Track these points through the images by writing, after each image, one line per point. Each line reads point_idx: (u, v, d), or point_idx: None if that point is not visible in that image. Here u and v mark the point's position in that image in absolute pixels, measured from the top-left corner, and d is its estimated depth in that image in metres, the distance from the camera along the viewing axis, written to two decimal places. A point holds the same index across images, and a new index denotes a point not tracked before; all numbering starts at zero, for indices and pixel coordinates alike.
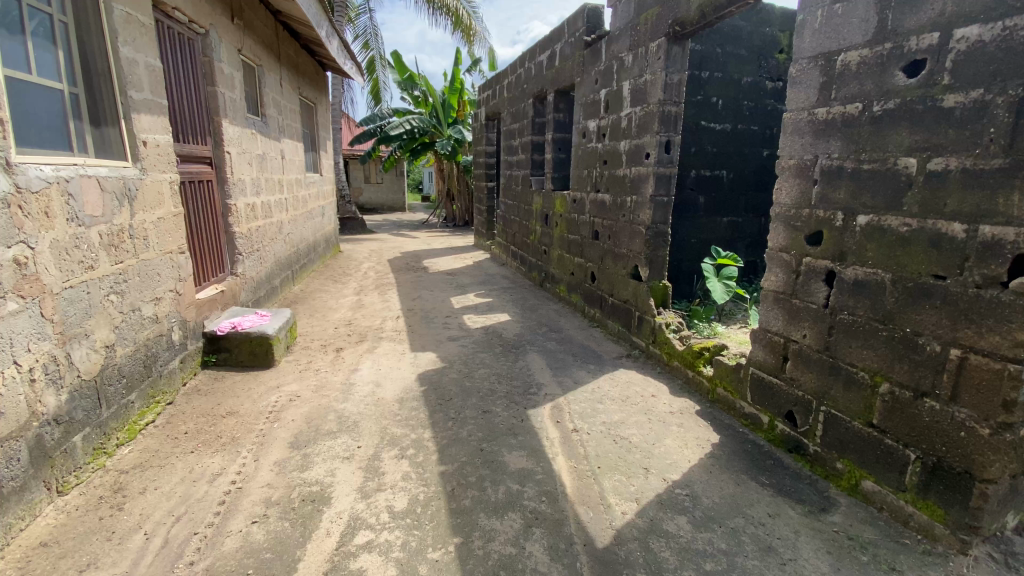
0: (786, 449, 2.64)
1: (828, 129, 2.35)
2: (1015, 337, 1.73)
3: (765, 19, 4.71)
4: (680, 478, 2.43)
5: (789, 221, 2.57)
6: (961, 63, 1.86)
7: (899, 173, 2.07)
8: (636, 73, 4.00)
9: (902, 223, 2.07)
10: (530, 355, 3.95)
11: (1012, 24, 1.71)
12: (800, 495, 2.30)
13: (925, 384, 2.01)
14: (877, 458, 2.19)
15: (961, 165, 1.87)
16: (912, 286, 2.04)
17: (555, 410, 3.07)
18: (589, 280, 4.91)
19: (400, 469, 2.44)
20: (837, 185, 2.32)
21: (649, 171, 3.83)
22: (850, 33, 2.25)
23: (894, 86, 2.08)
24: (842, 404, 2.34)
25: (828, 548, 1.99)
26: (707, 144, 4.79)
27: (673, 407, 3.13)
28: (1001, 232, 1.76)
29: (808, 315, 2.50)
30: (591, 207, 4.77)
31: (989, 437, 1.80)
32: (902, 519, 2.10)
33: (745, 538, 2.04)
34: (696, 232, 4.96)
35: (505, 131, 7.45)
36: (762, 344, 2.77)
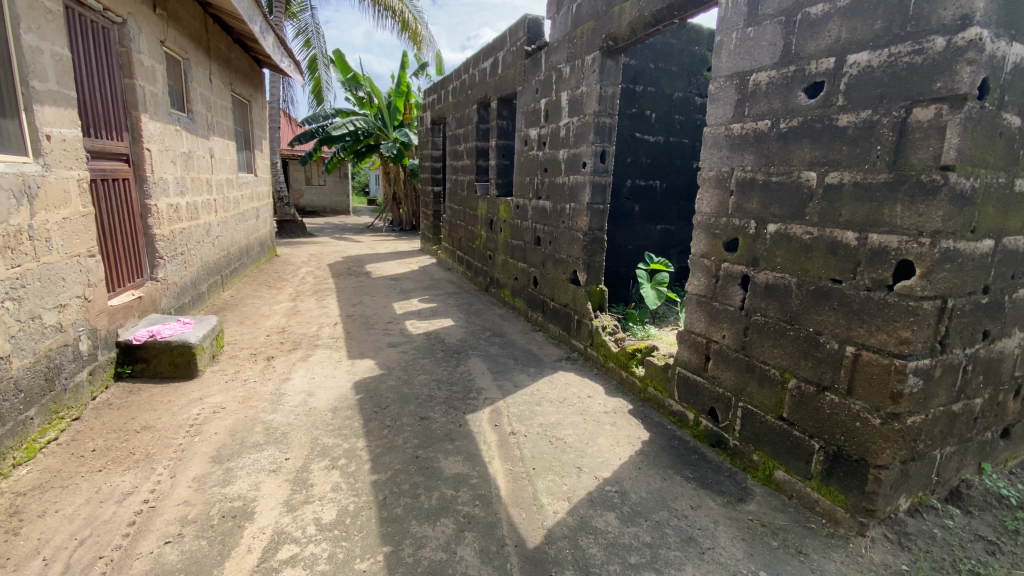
0: (709, 444, 2.79)
1: (743, 144, 2.52)
2: (900, 335, 1.92)
3: (695, 38, 4.99)
4: (611, 475, 2.51)
5: (710, 229, 2.74)
6: (854, 86, 2.05)
7: (802, 185, 2.25)
8: (574, 84, 4.12)
9: (805, 231, 2.25)
10: (471, 360, 3.95)
11: (895, 52, 1.91)
12: (720, 487, 2.44)
13: (826, 379, 2.18)
14: (787, 448, 2.36)
15: (853, 179, 2.06)
16: (814, 289, 2.21)
17: (494, 414, 3.09)
18: (531, 285, 4.99)
19: (330, 480, 2.37)
20: (750, 195, 2.49)
21: (586, 179, 3.95)
22: (760, 54, 2.43)
23: (799, 105, 2.26)
24: (757, 400, 2.51)
25: (743, 535, 2.12)
26: (641, 155, 5.00)
27: (607, 407, 3.24)
28: (886, 239, 1.96)
29: (726, 316, 2.66)
30: (533, 213, 4.85)
31: (880, 426, 1.99)
32: (809, 505, 2.27)
33: (668, 530, 2.14)
34: (632, 239, 5.16)
35: (450, 136, 7.43)
36: (687, 345, 2.92)
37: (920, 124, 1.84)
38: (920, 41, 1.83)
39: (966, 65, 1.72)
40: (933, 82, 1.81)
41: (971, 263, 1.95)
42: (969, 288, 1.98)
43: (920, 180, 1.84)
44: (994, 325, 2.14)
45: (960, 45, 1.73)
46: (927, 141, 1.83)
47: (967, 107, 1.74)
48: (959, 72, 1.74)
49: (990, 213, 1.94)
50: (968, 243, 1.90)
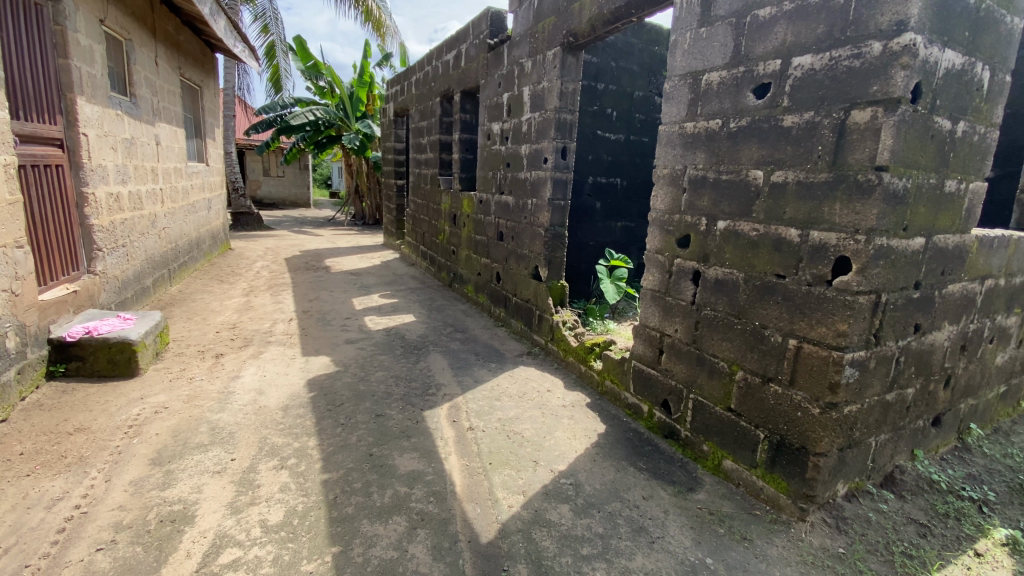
0: (662, 435, 2.86)
1: (695, 142, 2.58)
2: (838, 328, 2.01)
3: (655, 38, 5.07)
4: (566, 468, 2.53)
5: (664, 226, 2.80)
6: (798, 88, 2.12)
7: (749, 183, 2.32)
8: (535, 79, 4.11)
9: (752, 228, 2.32)
10: (432, 356, 3.91)
11: (835, 56, 1.98)
12: (671, 477, 2.50)
13: (770, 370, 2.26)
14: (734, 438, 2.44)
15: (796, 178, 2.13)
16: (760, 284, 2.29)
17: (452, 410, 3.06)
18: (494, 280, 4.98)
19: (278, 480, 2.29)
20: (701, 193, 2.55)
21: (547, 175, 3.96)
22: (712, 55, 2.49)
23: (747, 105, 2.33)
24: (706, 392, 2.58)
25: (692, 523, 2.19)
26: (603, 153, 5.06)
27: (566, 400, 3.27)
28: (826, 236, 2.04)
29: (678, 310, 2.72)
30: (495, 208, 4.84)
31: (819, 415, 2.08)
32: (755, 493, 2.35)
33: (620, 520, 2.18)
34: (593, 235, 5.21)
35: (413, 128, 7.31)
36: (642, 339, 2.98)
37: (858, 126, 1.92)
38: (859, 46, 1.91)
39: (900, 70, 1.80)
40: (870, 86, 1.88)
41: (904, 260, 2.05)
42: (902, 283, 2.09)
43: (857, 180, 1.93)
44: (924, 319, 2.27)
45: (895, 51, 1.81)
46: (864, 142, 1.91)
47: (901, 110, 1.82)
48: (893, 76, 1.82)
49: (921, 213, 2.05)
50: (900, 241, 2.00)
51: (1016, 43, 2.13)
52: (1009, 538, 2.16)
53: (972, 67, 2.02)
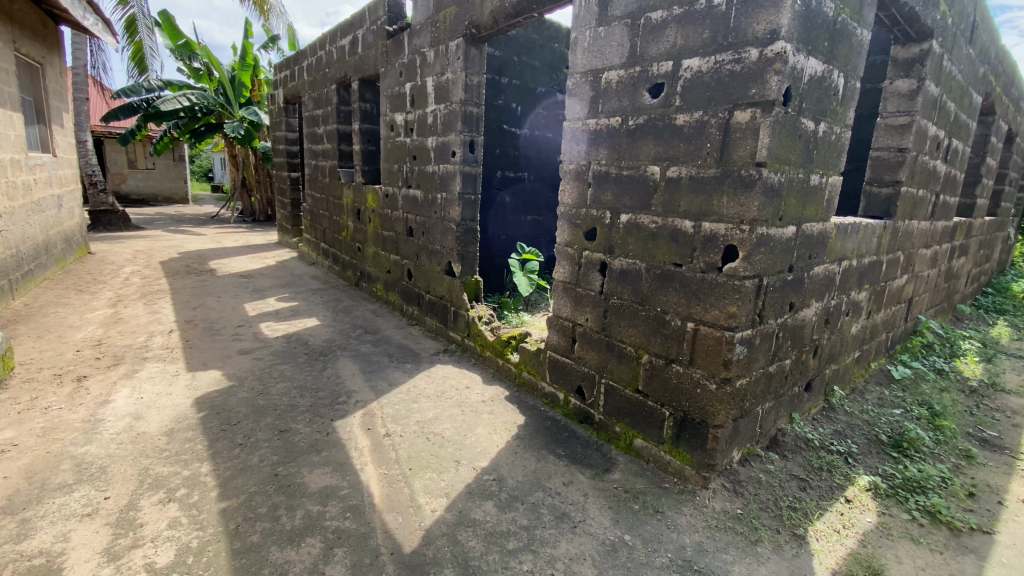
0: (578, 421, 2.96)
1: (598, 138, 2.68)
2: (729, 310, 2.19)
3: (555, 35, 5.18)
4: (488, 464, 2.53)
5: (572, 219, 2.87)
6: (688, 89, 2.27)
7: (648, 178, 2.46)
8: (438, 70, 4.01)
9: (652, 221, 2.46)
10: (340, 361, 3.69)
11: (719, 60, 2.15)
12: (588, 461, 2.60)
13: (672, 352, 2.42)
14: (643, 418, 2.59)
15: (689, 173, 2.29)
16: (660, 273, 2.44)
17: (366, 417, 2.91)
18: (404, 278, 4.82)
19: (166, 516, 2.03)
20: (605, 187, 2.66)
21: (455, 168, 3.89)
22: (610, 54, 2.59)
23: (644, 104, 2.45)
24: (617, 376, 2.71)
25: (610, 503, 2.29)
26: (509, 146, 5.08)
27: (484, 396, 3.26)
28: (716, 227, 2.21)
29: (588, 300, 2.82)
30: (402, 202, 4.67)
31: (715, 390, 2.27)
32: (664, 467, 2.52)
33: (543, 509, 2.22)
34: (504, 229, 5.24)
35: (307, 117, 6.82)
36: (556, 329, 3.05)
37: (740, 126, 2.09)
38: (739, 51, 2.08)
39: (774, 75, 1.98)
40: (749, 89, 2.06)
41: (780, 247, 2.29)
42: (779, 267, 2.33)
43: (740, 175, 2.11)
44: (797, 298, 2.57)
45: (769, 57, 1.99)
46: (746, 140, 2.08)
47: (775, 111, 2.01)
48: (768, 81, 1.99)
49: (793, 204, 2.30)
50: (777, 229, 2.23)
51: (863, 55, 2.45)
52: (869, 483, 2.53)
53: (830, 75, 2.29)
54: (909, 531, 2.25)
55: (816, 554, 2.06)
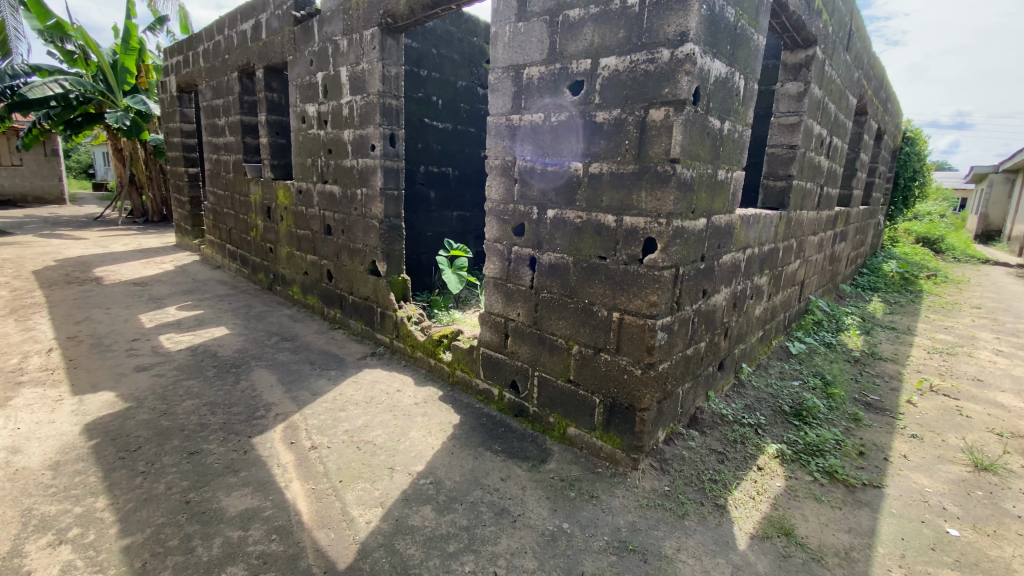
0: (513, 415, 2.98)
1: (522, 134, 2.69)
2: (650, 299, 2.30)
3: (473, 29, 5.13)
4: (424, 467, 2.47)
5: (499, 215, 2.87)
6: (606, 86, 2.34)
7: (572, 174, 2.51)
8: (353, 60, 3.82)
9: (577, 216, 2.51)
10: (256, 372, 3.43)
11: (634, 59, 2.23)
12: (525, 454, 2.62)
13: (600, 341, 2.50)
14: (575, 407, 2.66)
15: (609, 169, 2.36)
16: (586, 266, 2.50)
17: (289, 430, 2.73)
18: (325, 279, 4.57)
19: (54, 562, 1.77)
20: (531, 183, 2.68)
21: (376, 163, 3.74)
22: (530, 50, 2.61)
23: (565, 100, 2.49)
24: (549, 368, 2.75)
25: (547, 494, 2.33)
26: (432, 141, 4.98)
27: (417, 398, 3.18)
28: (637, 221, 2.30)
29: (519, 295, 2.84)
30: (319, 199, 4.42)
31: (641, 375, 2.37)
32: (596, 453, 2.60)
33: (482, 507, 2.21)
34: (430, 226, 5.14)
35: (206, 108, 6.24)
36: (488, 325, 3.04)
37: (655, 123, 2.19)
38: (652, 51, 2.17)
39: (684, 75, 2.09)
40: (663, 88, 2.16)
41: (694, 237, 2.44)
42: (693, 257, 2.48)
43: (657, 170, 2.21)
44: (709, 285, 2.75)
45: (680, 58, 2.09)
46: (661, 137, 2.18)
47: (686, 110, 2.13)
48: (680, 81, 2.10)
49: (704, 198, 2.45)
50: (691, 221, 2.36)
51: (759, 60, 2.66)
52: (777, 451, 2.79)
53: (732, 77, 2.46)
54: (812, 491, 2.50)
55: (736, 521, 2.23)
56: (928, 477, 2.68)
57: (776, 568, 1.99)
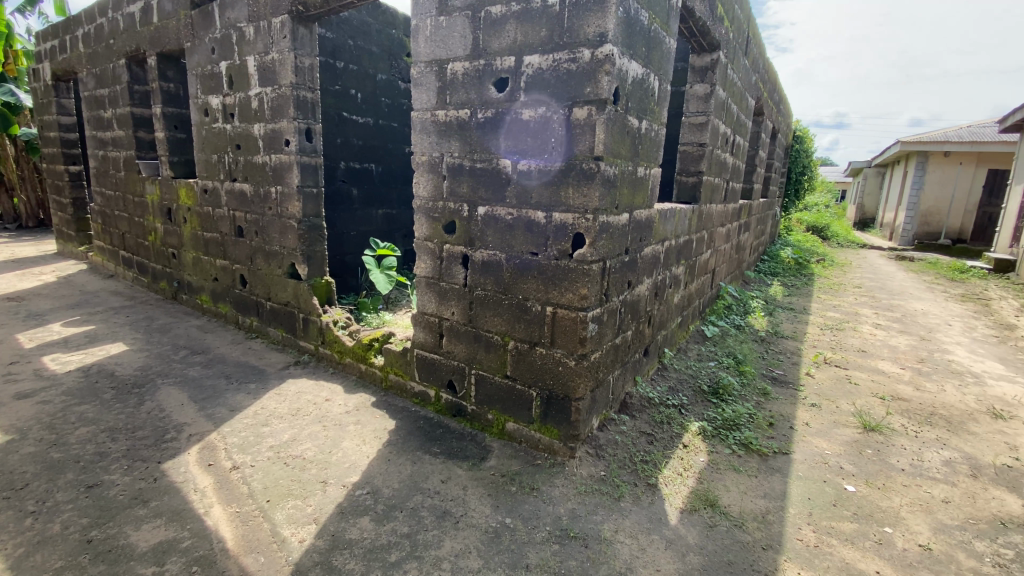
0: (450, 415, 2.95)
1: (449, 130, 2.66)
2: (581, 292, 2.36)
3: (391, 21, 4.97)
4: (360, 478, 2.38)
5: (429, 213, 2.82)
6: (531, 84, 2.36)
7: (500, 171, 2.51)
8: (261, 49, 3.56)
9: (507, 213, 2.52)
10: (164, 391, 3.12)
11: (556, 58, 2.27)
12: (464, 453, 2.60)
13: (535, 335, 2.54)
14: (513, 402, 2.68)
15: (537, 166, 2.39)
16: (519, 262, 2.53)
17: (206, 451, 2.51)
18: (238, 285, 4.24)
19: None
20: (460, 180, 2.66)
21: (291, 160, 3.51)
22: (453, 45, 2.57)
23: (490, 97, 2.49)
24: (485, 365, 2.75)
25: (489, 491, 2.34)
26: (352, 136, 4.77)
27: (348, 406, 3.05)
28: (565, 217, 2.35)
29: (452, 294, 2.80)
30: (228, 198, 4.08)
31: (575, 366, 2.44)
32: (535, 445, 2.64)
33: (423, 512, 2.17)
34: (354, 225, 4.93)
35: (87, 98, 5.54)
36: (421, 326, 2.98)
37: (579, 122, 2.25)
38: (574, 51, 2.22)
39: (604, 75, 2.16)
40: (585, 87, 2.22)
41: (619, 231, 2.54)
42: (618, 250, 2.59)
43: (583, 168, 2.27)
44: (633, 276, 2.88)
45: (600, 58, 2.16)
46: (585, 135, 2.24)
47: (608, 109, 2.20)
48: (600, 80, 2.17)
49: (626, 193, 2.56)
50: (615, 216, 2.46)
51: (671, 62, 2.81)
52: (699, 428, 2.99)
53: (648, 78, 2.58)
54: (731, 463, 2.71)
55: (667, 498, 2.36)
56: (827, 440, 3.00)
57: (704, 538, 2.13)
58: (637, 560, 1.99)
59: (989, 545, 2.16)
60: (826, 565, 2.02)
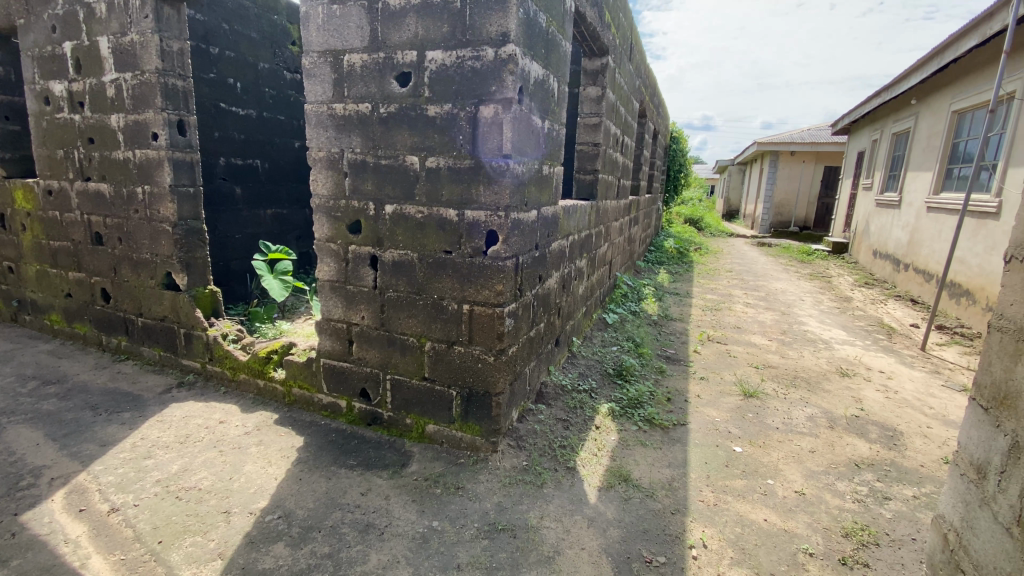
0: (365, 424, 2.82)
1: (348, 125, 2.53)
2: (497, 289, 2.39)
3: (272, 6, 4.57)
4: (269, 502, 2.19)
5: (330, 212, 2.67)
6: (434, 81, 2.33)
7: (407, 168, 2.45)
8: (116, 29, 3.10)
9: (417, 211, 2.47)
10: (8, 432, 2.61)
11: (459, 55, 2.26)
12: (383, 462, 2.51)
13: (453, 335, 2.52)
14: (432, 404, 2.64)
15: (446, 163, 2.37)
16: (432, 261, 2.49)
17: (75, 496, 2.16)
18: (99, 300, 3.66)
19: None
20: (363, 177, 2.55)
21: (161, 156, 3.11)
22: (349, 36, 2.45)
23: (392, 92, 2.41)
24: (401, 369, 2.67)
25: (413, 496, 2.28)
26: (232, 130, 4.34)
27: (248, 426, 2.79)
28: (477, 214, 2.36)
29: (361, 297, 2.68)
30: (80, 201, 3.50)
31: (494, 362, 2.46)
32: (457, 445, 2.63)
33: (344, 528, 2.06)
34: (239, 227, 4.50)
35: None
36: (328, 334, 2.82)
37: (486, 119, 2.26)
38: (477, 49, 2.23)
39: (509, 75, 2.20)
40: (490, 85, 2.24)
41: (529, 227, 2.60)
42: (530, 246, 2.65)
43: (492, 166, 2.29)
44: (544, 270, 2.98)
45: (503, 58, 2.19)
46: (493, 133, 2.26)
47: (513, 108, 2.24)
48: (505, 79, 2.20)
49: (534, 190, 2.63)
50: (525, 213, 2.52)
51: (567, 64, 2.94)
52: (608, 409, 3.19)
53: (548, 79, 2.67)
54: (639, 438, 2.92)
55: (585, 479, 2.49)
56: (716, 409, 3.35)
57: (622, 511, 2.28)
58: (563, 542, 2.07)
59: (847, 484, 2.57)
60: (726, 520, 2.27)
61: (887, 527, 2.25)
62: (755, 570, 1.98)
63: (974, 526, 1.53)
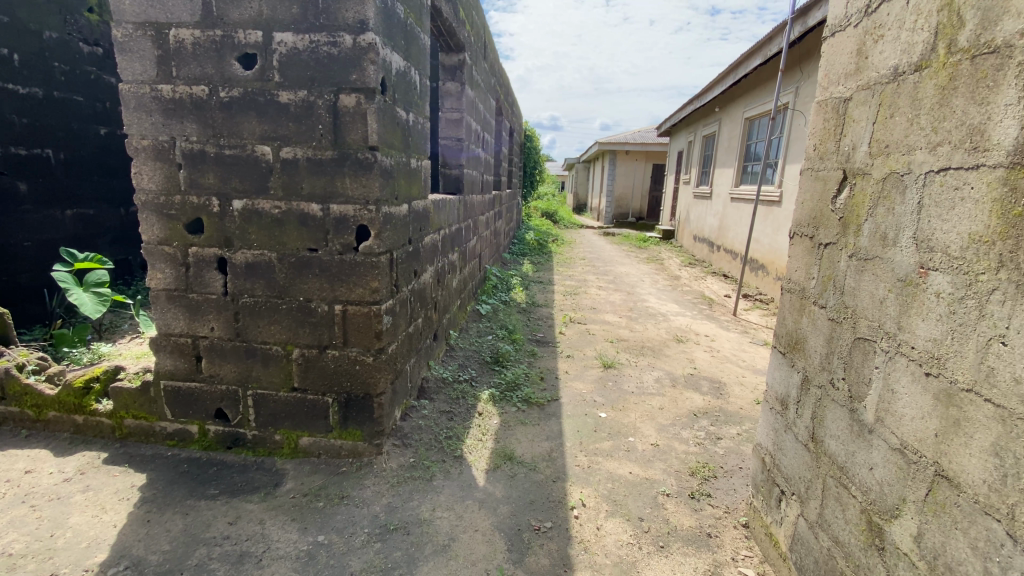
0: (224, 448, 2.53)
1: (180, 109, 2.22)
2: (371, 285, 2.31)
3: None
4: (110, 553, 1.86)
5: (161, 210, 2.31)
6: (285, 64, 2.16)
7: (258, 159, 2.24)
8: None
9: (273, 206, 2.27)
10: None
11: (314, 39, 2.13)
12: (252, 485, 2.28)
13: (325, 338, 2.38)
14: (305, 415, 2.46)
15: (305, 154, 2.22)
16: (295, 260, 2.31)
17: None
18: None
19: None
20: (203, 169, 2.26)
21: None
22: (175, 7, 2.14)
23: (235, 74, 2.18)
24: (265, 381, 2.44)
25: (292, 514, 2.12)
26: (10, 112, 3.46)
27: (67, 472, 2.30)
28: (344, 209, 2.26)
29: (209, 306, 2.39)
30: None
31: (372, 361, 2.39)
32: (336, 453, 2.50)
33: (214, 564, 1.85)
34: (27, 233, 3.63)
35: None
36: (168, 351, 2.45)
37: (347, 109, 2.17)
38: (333, 34, 2.12)
39: (370, 63, 2.13)
40: (350, 73, 2.14)
41: (400, 222, 2.56)
42: (402, 240, 2.60)
43: (357, 158, 2.20)
44: (417, 264, 2.95)
45: (363, 46, 2.11)
46: (356, 123, 2.18)
47: (377, 99, 2.17)
48: (366, 68, 2.13)
49: (403, 184, 2.58)
50: (396, 207, 2.47)
51: (427, 57, 2.93)
52: (488, 395, 3.31)
53: (409, 71, 2.64)
54: (519, 418, 3.09)
55: (473, 464, 2.56)
56: (582, 382, 3.69)
57: (509, 488, 2.41)
58: (457, 528, 2.11)
59: (689, 431, 3.04)
60: (599, 478, 2.53)
61: (721, 461, 2.72)
62: (626, 517, 2.26)
63: (782, 447, 1.94)
